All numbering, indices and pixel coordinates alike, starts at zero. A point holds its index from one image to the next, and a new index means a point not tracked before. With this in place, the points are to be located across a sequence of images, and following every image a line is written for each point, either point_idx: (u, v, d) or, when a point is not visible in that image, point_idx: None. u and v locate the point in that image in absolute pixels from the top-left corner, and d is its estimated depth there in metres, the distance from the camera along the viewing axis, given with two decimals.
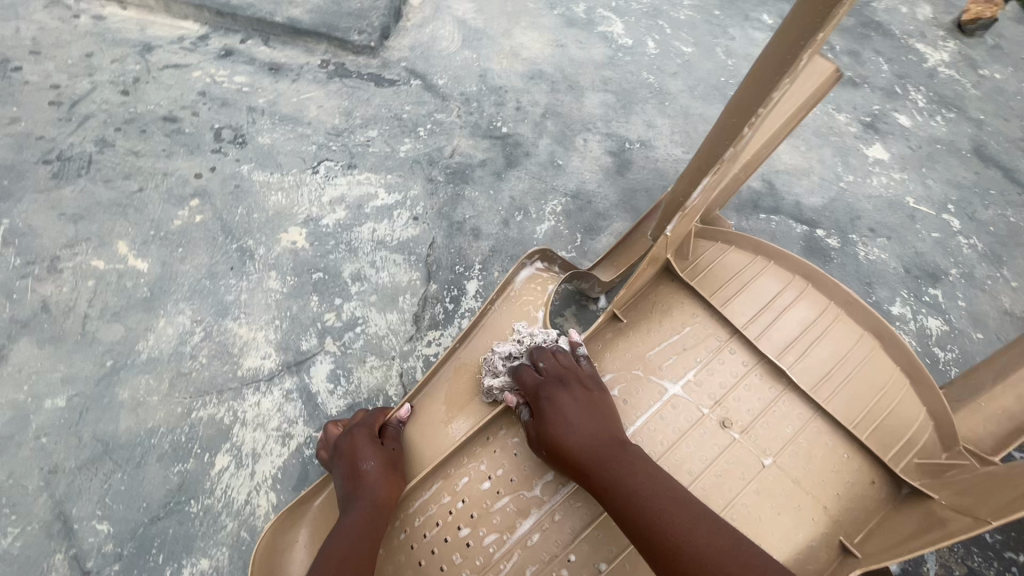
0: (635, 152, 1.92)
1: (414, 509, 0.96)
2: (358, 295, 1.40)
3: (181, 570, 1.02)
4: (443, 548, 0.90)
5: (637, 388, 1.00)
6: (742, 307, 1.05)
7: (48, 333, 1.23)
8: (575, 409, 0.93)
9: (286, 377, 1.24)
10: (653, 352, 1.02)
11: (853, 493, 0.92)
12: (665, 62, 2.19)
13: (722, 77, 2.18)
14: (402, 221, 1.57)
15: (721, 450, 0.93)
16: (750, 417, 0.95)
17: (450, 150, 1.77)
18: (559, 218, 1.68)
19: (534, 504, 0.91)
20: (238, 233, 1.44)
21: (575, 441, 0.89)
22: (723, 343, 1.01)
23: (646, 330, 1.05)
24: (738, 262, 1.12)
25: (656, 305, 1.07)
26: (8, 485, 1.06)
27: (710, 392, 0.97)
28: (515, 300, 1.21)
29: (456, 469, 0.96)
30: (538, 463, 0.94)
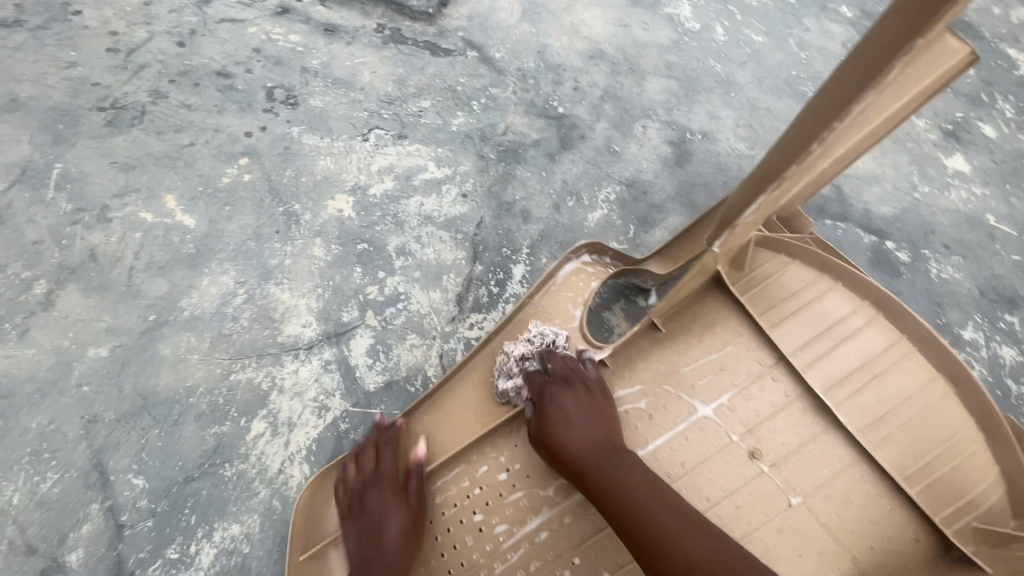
0: (696, 144, 1.82)
1: (437, 487, 0.91)
2: (402, 270, 1.36)
3: (212, 533, 1.01)
4: (457, 529, 0.86)
5: (664, 405, 0.83)
6: (793, 328, 0.85)
7: (95, 282, 1.22)
8: (576, 408, 0.82)
9: (326, 348, 1.21)
10: (687, 367, 0.85)
11: (887, 551, 0.73)
12: (734, 52, 2.06)
13: (794, 71, 2.05)
14: (451, 196, 1.51)
15: (745, 482, 0.76)
16: (787, 451, 0.77)
17: (504, 127, 1.70)
18: (613, 207, 1.60)
19: (546, 503, 0.83)
20: (285, 197, 1.41)
21: (573, 443, 0.79)
22: (766, 368, 0.82)
23: (684, 344, 0.87)
24: (799, 278, 0.90)
25: (699, 317, 0.88)
26: (49, 430, 1.06)
27: (744, 419, 0.79)
28: (554, 296, 1.04)
29: (478, 456, 0.90)
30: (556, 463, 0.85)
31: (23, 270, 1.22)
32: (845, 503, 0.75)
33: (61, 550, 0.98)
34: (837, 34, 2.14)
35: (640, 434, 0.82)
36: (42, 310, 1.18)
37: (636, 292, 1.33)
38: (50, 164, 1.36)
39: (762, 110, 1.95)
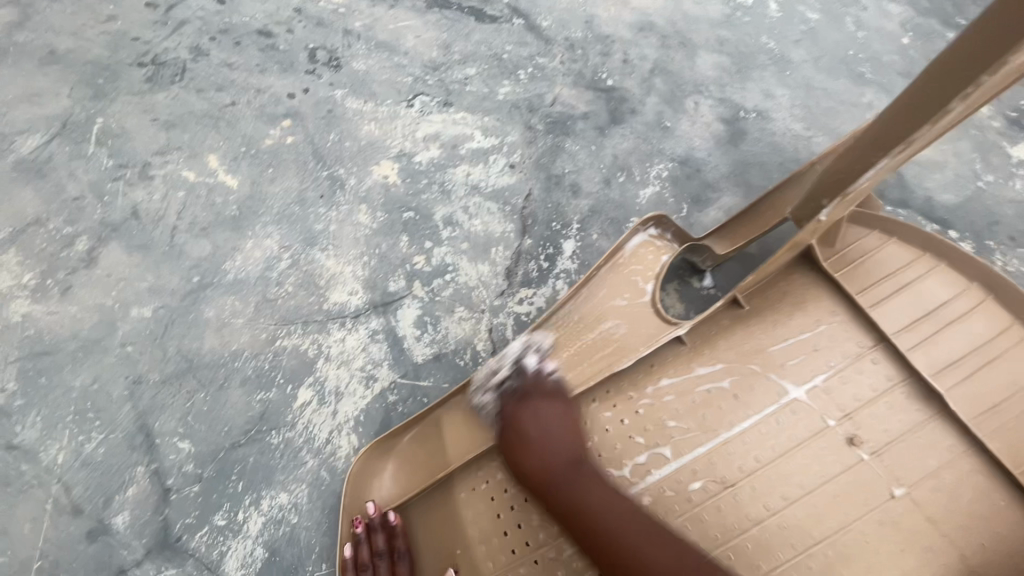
0: (751, 124, 1.66)
1: (496, 464, 0.86)
2: (449, 241, 1.30)
3: (260, 501, 0.98)
4: (522, 507, 0.82)
5: (750, 385, 0.77)
6: (895, 307, 0.78)
7: (137, 241, 1.18)
8: (540, 422, 0.80)
9: (373, 317, 1.17)
10: (776, 346, 0.79)
11: (1001, 550, 0.68)
12: (788, 29, 1.82)
13: (851, 50, 1.79)
14: (498, 167, 1.43)
15: (843, 469, 0.71)
16: (889, 438, 0.72)
17: (552, 98, 1.59)
18: (665, 184, 1.52)
19: (619, 484, 0.78)
20: (329, 160, 1.35)
21: (536, 459, 0.78)
22: (864, 350, 0.76)
23: (772, 322, 0.81)
24: (898, 255, 0.84)
25: (788, 294, 0.82)
26: (93, 390, 1.03)
27: (841, 402, 0.74)
28: (623, 269, 0.96)
29: None
30: (629, 443, 0.79)
31: (65, 226, 1.18)
32: (953, 498, 0.69)
33: (107, 511, 0.95)
34: (899, 12, 1.85)
35: (722, 415, 0.77)
36: (84, 268, 1.14)
37: (687, 273, 1.26)
38: (90, 119, 1.32)
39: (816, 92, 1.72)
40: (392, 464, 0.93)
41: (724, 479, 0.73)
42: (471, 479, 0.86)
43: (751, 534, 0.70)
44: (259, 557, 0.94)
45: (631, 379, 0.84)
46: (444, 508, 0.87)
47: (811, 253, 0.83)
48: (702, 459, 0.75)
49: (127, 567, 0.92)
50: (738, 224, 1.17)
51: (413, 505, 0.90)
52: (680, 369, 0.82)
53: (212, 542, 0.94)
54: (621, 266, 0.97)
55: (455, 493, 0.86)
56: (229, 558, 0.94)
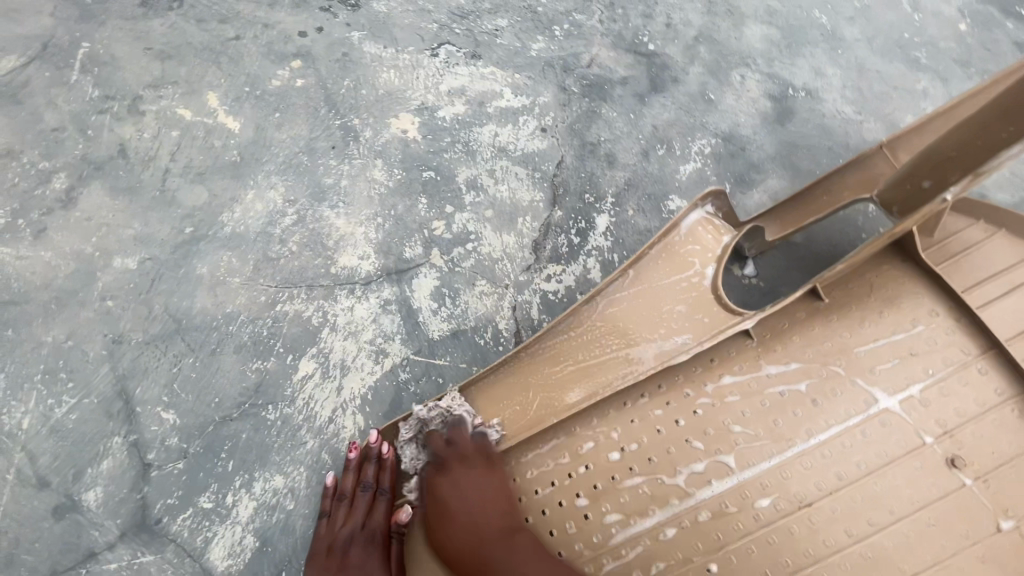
0: (798, 103, 1.47)
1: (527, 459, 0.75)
2: (472, 207, 1.17)
3: (252, 483, 0.87)
4: (555, 512, 0.71)
5: (833, 390, 0.67)
6: (1001, 315, 0.70)
7: (123, 183, 1.04)
8: (460, 490, 0.75)
9: (385, 285, 1.04)
10: (863, 347, 0.69)
11: None
12: (842, 4, 1.61)
13: (905, 32, 1.57)
14: (529, 129, 1.29)
15: (940, 494, 0.62)
16: (996, 462, 0.63)
17: (588, 59, 1.43)
18: (706, 160, 1.36)
19: (674, 494, 0.68)
20: (342, 108, 1.21)
21: (461, 522, 0.73)
22: (969, 358, 0.67)
23: (857, 319, 0.70)
24: (1004, 256, 0.74)
25: (878, 289, 0.71)
26: (67, 346, 0.91)
27: (940, 417, 0.65)
28: (676, 251, 0.84)
29: (581, 428, 0.74)
30: (686, 447, 0.69)
31: (41, 160, 1.04)
32: None
33: (77, 486, 0.84)
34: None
35: (798, 423, 0.67)
36: (62, 208, 1.01)
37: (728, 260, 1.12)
38: (75, 42, 1.16)
39: (869, 73, 1.52)
40: (405, 450, 0.82)
41: (798, 497, 0.64)
42: (495, 475, 0.75)
43: (828, 562, 0.62)
44: (249, 547, 0.84)
45: (687, 373, 0.72)
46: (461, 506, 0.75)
47: (908, 241, 0.72)
48: (772, 472, 0.66)
49: (98, 550, 0.82)
50: (792, 207, 1.03)
51: (427, 501, 0.79)
52: (746, 367, 0.71)
53: (196, 527, 0.84)
54: (672, 247, 0.84)
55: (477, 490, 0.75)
56: (215, 545, 0.83)
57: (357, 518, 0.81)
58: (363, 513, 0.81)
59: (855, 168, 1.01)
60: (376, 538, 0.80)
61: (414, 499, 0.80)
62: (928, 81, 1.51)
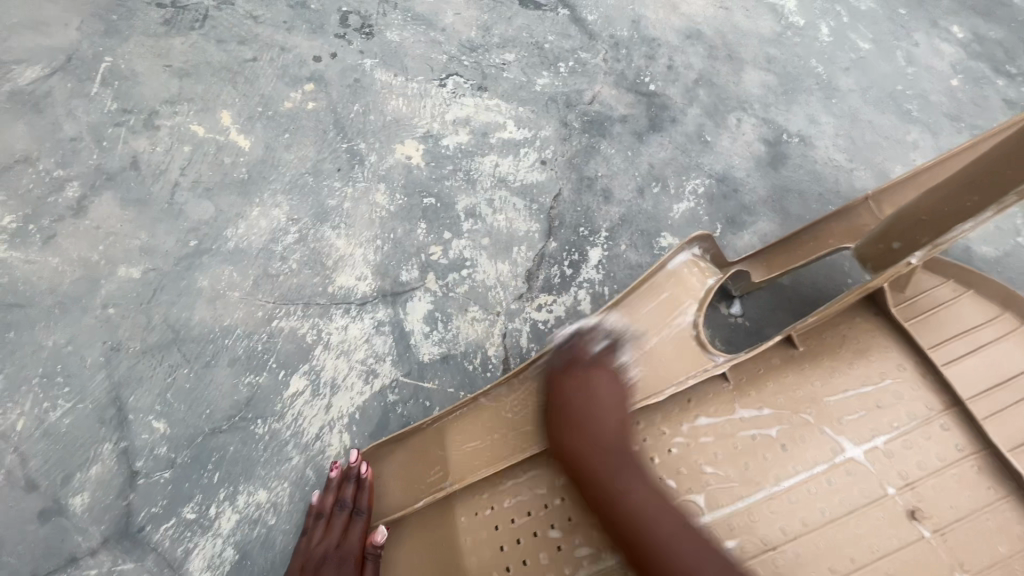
0: (791, 148, 1.52)
1: (505, 488, 0.78)
2: (469, 234, 1.20)
3: (236, 496, 0.88)
4: (529, 542, 0.74)
5: (801, 436, 0.70)
6: (967, 375, 0.73)
7: (133, 194, 1.08)
8: (593, 388, 0.72)
9: (380, 307, 1.08)
10: (833, 397, 0.72)
11: None
12: (838, 55, 1.67)
13: (898, 86, 1.63)
14: (529, 161, 1.34)
15: (898, 545, 0.64)
16: (953, 515, 0.66)
17: (591, 96, 1.48)
18: (699, 200, 1.40)
19: None
20: (350, 132, 1.26)
21: (578, 448, 0.70)
22: (932, 414, 0.70)
23: (828, 368, 0.74)
24: (974, 317, 0.77)
25: (850, 341, 0.75)
26: (66, 352, 0.93)
27: (902, 469, 0.68)
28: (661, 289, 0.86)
29: (559, 460, 0.77)
30: (659, 483, 0.72)
31: (56, 168, 1.07)
32: None
33: (64, 490, 0.85)
34: (949, 53, 1.68)
35: (767, 467, 0.69)
36: (73, 216, 1.04)
37: (715, 298, 1.17)
38: (98, 56, 1.21)
39: (862, 122, 1.57)
40: (385, 475, 0.86)
41: (764, 540, 0.66)
42: (474, 502, 0.78)
43: None
44: (228, 559, 0.85)
45: (666, 412, 0.76)
46: (439, 529, 0.78)
47: (881, 295, 0.75)
48: (740, 514, 0.68)
49: (80, 555, 0.83)
50: (778, 249, 1.07)
51: (404, 524, 0.80)
52: (720, 409, 0.74)
53: (177, 537, 0.85)
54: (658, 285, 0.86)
55: (454, 516, 0.78)
56: (195, 557, 0.84)
57: (331, 538, 0.82)
58: (338, 532, 0.82)
59: (841, 218, 1.05)
60: (349, 558, 0.79)
61: (389, 521, 0.80)
62: (919, 132, 1.56)
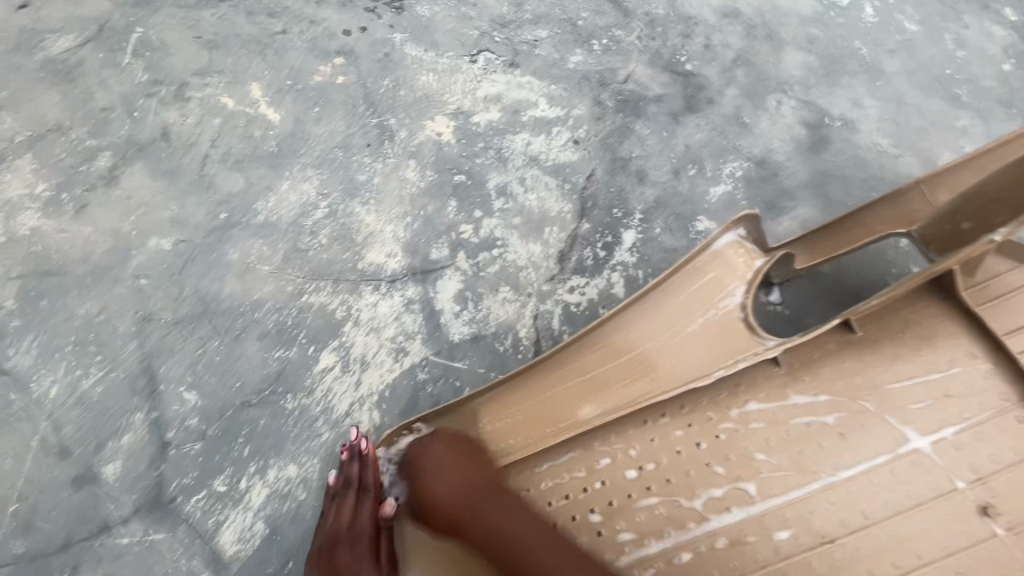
0: (834, 132, 1.46)
1: (543, 471, 0.75)
2: (500, 213, 1.17)
3: (266, 471, 0.87)
4: (569, 526, 0.71)
5: (861, 425, 0.66)
6: None
7: (164, 165, 1.06)
8: (435, 465, 0.76)
9: (410, 284, 1.05)
10: (896, 384, 0.68)
11: None
12: (884, 36, 1.59)
13: (947, 69, 1.55)
14: (561, 140, 1.30)
15: (967, 542, 0.61)
16: None
17: (625, 75, 1.43)
18: (737, 184, 1.35)
19: (690, 518, 0.67)
20: (380, 107, 1.23)
21: (445, 496, 0.74)
22: (1006, 405, 0.65)
23: (892, 353, 0.69)
24: None
25: (916, 326, 0.70)
26: (98, 321, 0.93)
27: (973, 463, 0.63)
28: (702, 272, 0.80)
29: (599, 444, 0.74)
30: (705, 471, 0.68)
31: (87, 137, 1.06)
32: None
33: (97, 459, 0.85)
34: (1003, 35, 1.59)
35: (824, 456, 0.66)
36: (105, 186, 1.03)
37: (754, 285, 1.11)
38: (129, 26, 1.19)
39: (909, 106, 1.50)
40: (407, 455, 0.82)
41: (820, 532, 0.63)
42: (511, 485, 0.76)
43: None
44: (258, 533, 0.84)
45: (713, 397, 0.73)
46: None
47: (950, 278, 0.70)
48: (794, 504, 0.64)
49: (113, 524, 0.83)
50: (821, 234, 1.00)
51: None
52: (773, 395, 0.71)
53: (208, 509, 0.84)
54: (699, 268, 0.80)
55: None
56: (226, 529, 0.84)
57: (340, 519, 0.81)
58: (346, 513, 0.81)
59: (890, 202, 0.98)
60: (363, 537, 0.79)
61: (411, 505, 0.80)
62: (969, 118, 1.48)
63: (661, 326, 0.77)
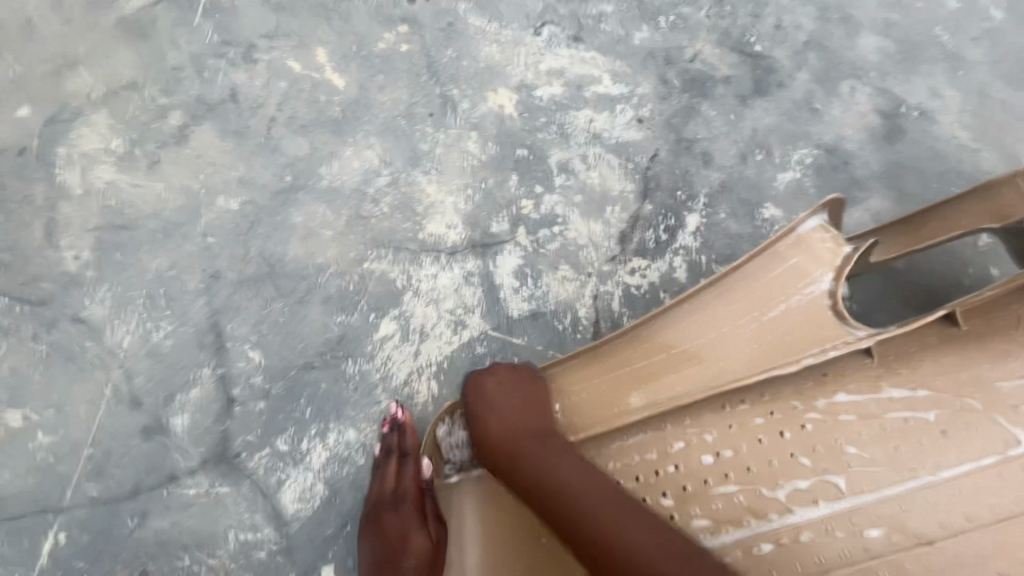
0: (910, 123, 1.28)
1: (610, 451, 0.73)
2: (562, 189, 1.14)
3: (327, 433, 0.88)
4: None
5: (962, 424, 0.63)
6: None
7: (233, 126, 1.07)
8: (496, 400, 0.77)
9: (470, 257, 1.04)
10: (1006, 384, 0.64)
11: None
12: (967, 23, 1.36)
13: None
14: (625, 118, 1.23)
15: None
16: None
17: (692, 53, 1.32)
18: (807, 171, 1.23)
19: (772, 509, 0.64)
20: (443, 77, 1.19)
21: (496, 431, 0.75)
22: None
23: (1001, 352, 0.65)
24: None
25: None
26: (168, 277, 0.94)
27: None
28: (777, 260, 0.75)
29: (671, 427, 0.72)
30: (787, 461, 0.66)
31: (160, 95, 1.07)
32: None
33: (166, 410, 0.87)
34: None
35: (922, 454, 0.62)
36: (176, 144, 1.04)
37: None
38: None
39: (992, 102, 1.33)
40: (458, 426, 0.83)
41: (918, 534, 0.60)
42: None
43: None
44: (319, 494, 0.85)
45: (797, 385, 0.69)
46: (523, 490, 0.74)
47: None
48: (889, 502, 0.61)
49: (180, 474, 0.84)
50: (895, 228, 0.93)
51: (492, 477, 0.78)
52: (865, 387, 0.67)
53: (271, 467, 0.85)
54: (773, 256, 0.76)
55: None
56: (287, 488, 0.84)
57: (385, 484, 0.82)
58: (391, 477, 0.82)
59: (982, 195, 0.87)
60: (407, 500, 0.79)
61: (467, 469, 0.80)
62: None
63: (722, 318, 0.74)
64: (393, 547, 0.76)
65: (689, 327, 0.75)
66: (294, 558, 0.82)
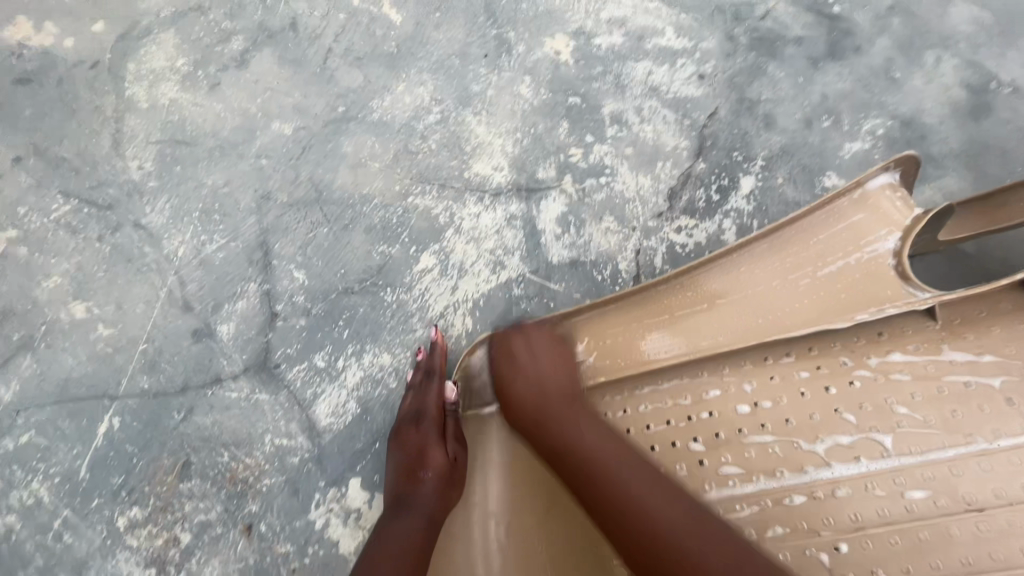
0: (1001, 99, 1.16)
1: (644, 393, 0.72)
2: (613, 140, 1.10)
3: (362, 355, 0.90)
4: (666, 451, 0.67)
5: None
6: None
7: (292, 55, 1.08)
8: (532, 349, 0.75)
9: (514, 200, 1.03)
10: None
11: None
12: None
13: None
14: (686, 73, 1.18)
15: None
16: None
17: (764, 10, 1.24)
18: (877, 142, 1.13)
19: (809, 461, 0.62)
20: (500, 19, 1.16)
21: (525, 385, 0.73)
22: None
23: None
24: None
25: None
26: (222, 193, 0.97)
27: None
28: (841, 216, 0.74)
29: (707, 376, 0.70)
30: (829, 415, 0.63)
31: (224, 20, 1.09)
32: None
33: (214, 317, 0.91)
34: None
35: (982, 420, 0.58)
36: (236, 67, 1.06)
37: None
38: None
39: None
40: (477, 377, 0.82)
41: (966, 497, 0.56)
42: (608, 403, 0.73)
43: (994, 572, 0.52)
44: (351, 411, 0.87)
45: (847, 341, 0.66)
46: None
47: None
48: (939, 466, 0.58)
49: (224, 377, 0.88)
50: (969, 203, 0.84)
51: None
52: (924, 348, 0.63)
53: (308, 381, 0.88)
54: (835, 213, 0.74)
55: None
56: (322, 402, 0.87)
57: (410, 403, 0.83)
58: (417, 396, 0.83)
59: None
60: (428, 418, 0.80)
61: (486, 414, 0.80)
62: None
63: (772, 266, 0.73)
64: (411, 458, 0.78)
65: (739, 270, 0.74)
66: (324, 467, 0.85)
